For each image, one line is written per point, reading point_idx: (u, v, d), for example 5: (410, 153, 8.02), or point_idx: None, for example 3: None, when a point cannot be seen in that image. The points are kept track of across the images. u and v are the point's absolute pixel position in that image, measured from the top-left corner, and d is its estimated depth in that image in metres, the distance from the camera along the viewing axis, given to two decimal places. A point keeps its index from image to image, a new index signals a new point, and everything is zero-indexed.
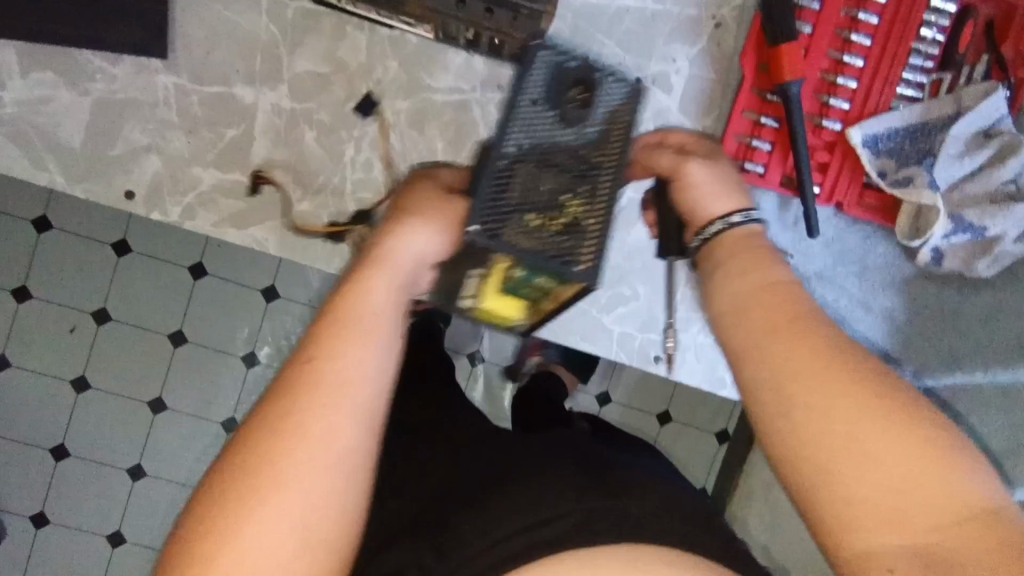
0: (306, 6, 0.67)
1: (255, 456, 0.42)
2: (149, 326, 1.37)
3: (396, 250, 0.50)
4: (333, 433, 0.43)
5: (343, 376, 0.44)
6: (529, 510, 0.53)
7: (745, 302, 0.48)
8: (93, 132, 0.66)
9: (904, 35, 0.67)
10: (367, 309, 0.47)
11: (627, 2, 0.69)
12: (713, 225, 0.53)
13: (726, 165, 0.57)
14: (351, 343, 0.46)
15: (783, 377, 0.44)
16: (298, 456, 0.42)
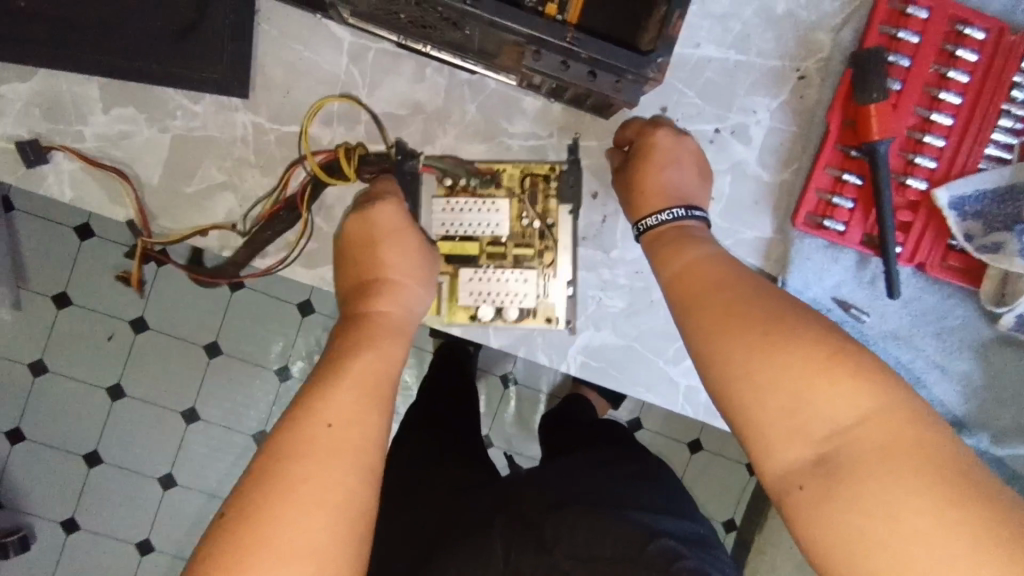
0: (387, 48, 0.67)
1: (251, 517, 0.43)
2: (187, 337, 1.35)
3: (392, 302, 0.58)
4: (313, 478, 0.44)
5: (325, 423, 0.47)
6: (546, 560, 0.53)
7: (676, 277, 0.52)
8: (171, 168, 0.67)
9: (994, 95, 0.66)
10: (362, 367, 0.50)
11: (709, 53, 0.68)
12: (648, 220, 0.59)
13: (668, 171, 0.62)
14: (336, 391, 0.48)
15: (707, 336, 0.47)
16: (286, 502, 0.43)
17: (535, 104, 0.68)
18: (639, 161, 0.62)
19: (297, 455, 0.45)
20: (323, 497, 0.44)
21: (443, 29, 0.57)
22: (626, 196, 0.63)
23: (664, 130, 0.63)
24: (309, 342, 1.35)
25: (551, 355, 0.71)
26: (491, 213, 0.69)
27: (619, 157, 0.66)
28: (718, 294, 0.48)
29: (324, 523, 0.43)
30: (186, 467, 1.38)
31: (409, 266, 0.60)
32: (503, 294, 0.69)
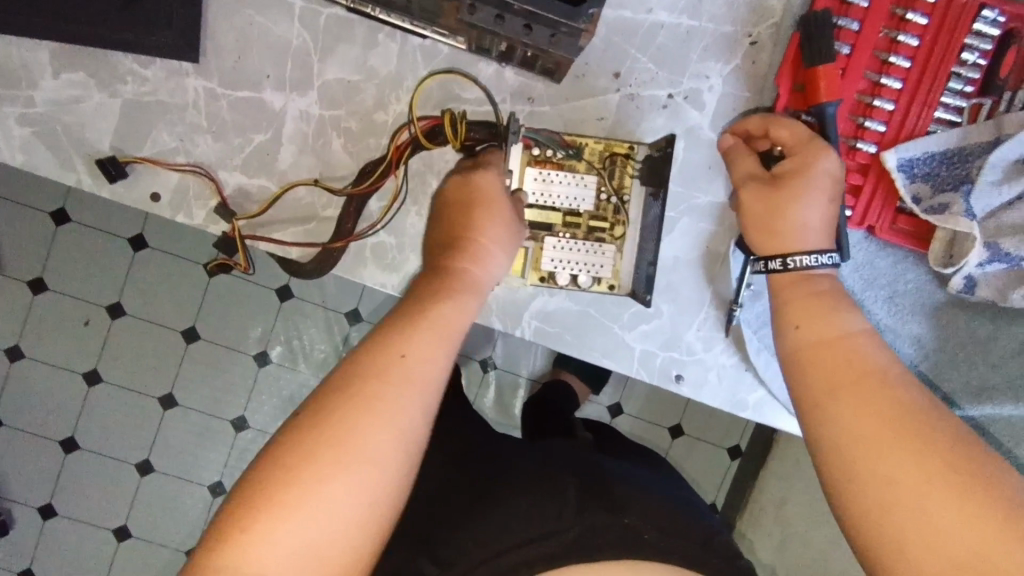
0: (339, 14, 0.66)
1: (314, 436, 0.44)
2: (165, 321, 1.49)
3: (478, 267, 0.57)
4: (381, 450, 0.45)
5: (413, 375, 0.48)
6: (529, 523, 0.58)
7: (816, 344, 0.53)
8: (123, 134, 0.67)
9: (944, 59, 0.66)
10: (451, 323, 0.52)
11: (661, 19, 0.68)
12: (796, 257, 0.58)
13: (820, 202, 0.59)
14: (421, 339, 0.49)
15: (854, 408, 0.48)
16: (366, 444, 0.44)
17: (488, 70, 0.68)
18: (788, 179, 0.60)
19: (370, 400, 0.46)
20: (399, 443, 0.46)
21: None
22: (760, 220, 0.61)
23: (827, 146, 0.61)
24: (288, 327, 1.50)
25: (505, 321, 0.72)
26: (579, 188, 0.68)
27: (750, 169, 0.63)
28: (847, 362, 0.51)
29: (399, 461, 0.46)
30: (164, 452, 1.51)
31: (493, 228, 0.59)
32: (584, 265, 0.70)
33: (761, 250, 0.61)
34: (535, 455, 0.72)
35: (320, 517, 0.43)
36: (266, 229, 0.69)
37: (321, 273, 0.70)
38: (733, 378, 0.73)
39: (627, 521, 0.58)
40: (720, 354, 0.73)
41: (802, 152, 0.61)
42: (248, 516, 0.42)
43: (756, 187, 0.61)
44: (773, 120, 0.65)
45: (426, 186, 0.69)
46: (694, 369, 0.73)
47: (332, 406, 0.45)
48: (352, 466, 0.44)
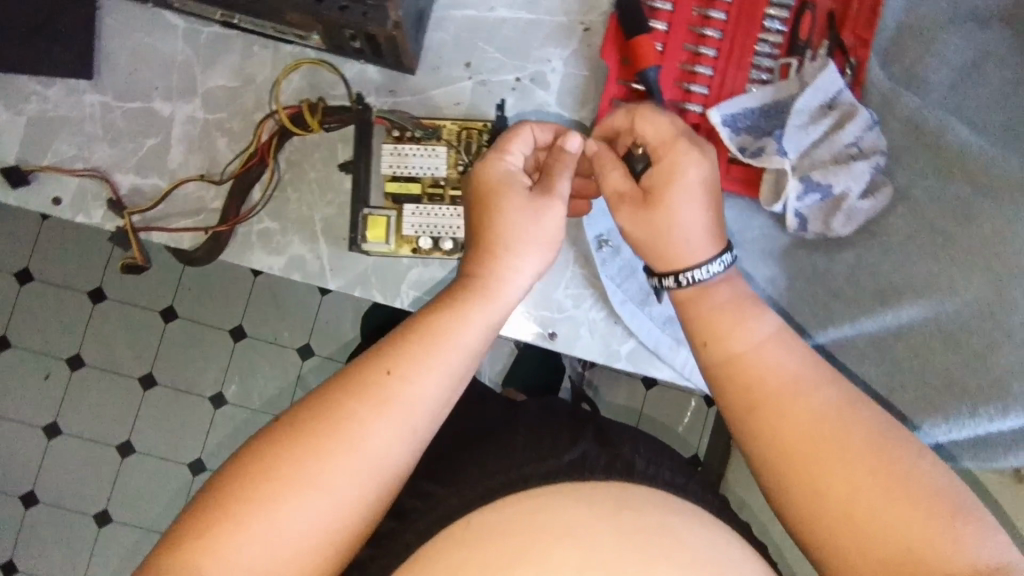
0: (217, 31, 0.76)
1: (298, 447, 0.49)
2: (123, 369, 1.55)
3: (494, 275, 0.61)
4: (372, 460, 0.51)
5: (411, 399, 0.54)
6: (533, 454, 0.66)
7: (734, 357, 0.57)
8: (28, 147, 0.75)
9: (750, 27, 0.75)
10: (451, 344, 0.57)
11: (503, 15, 0.78)
12: (668, 279, 0.62)
13: (699, 214, 0.61)
14: (424, 366, 0.55)
15: (772, 407, 0.54)
16: (341, 462, 0.50)
17: (352, 69, 0.76)
18: (660, 194, 0.61)
19: (360, 421, 0.51)
20: (369, 477, 0.50)
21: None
22: (648, 239, 0.62)
23: (691, 146, 0.61)
24: (243, 366, 1.55)
25: (384, 292, 0.76)
26: (432, 159, 0.75)
27: (618, 183, 0.63)
28: (763, 375, 0.55)
29: (365, 483, 0.50)
30: (124, 500, 1.53)
31: (522, 223, 0.62)
32: (445, 227, 0.76)
33: (656, 263, 0.63)
34: (534, 408, 0.81)
35: (279, 533, 0.47)
36: (157, 222, 0.76)
37: (209, 258, 0.76)
38: (605, 332, 0.78)
39: (618, 453, 0.66)
40: (589, 309, 0.78)
41: (668, 155, 0.61)
42: (233, 508, 0.47)
43: (631, 208, 0.62)
44: (637, 116, 0.64)
45: (304, 176, 0.77)
46: (566, 325, 0.78)
47: (323, 430, 0.51)
48: (314, 483, 0.49)
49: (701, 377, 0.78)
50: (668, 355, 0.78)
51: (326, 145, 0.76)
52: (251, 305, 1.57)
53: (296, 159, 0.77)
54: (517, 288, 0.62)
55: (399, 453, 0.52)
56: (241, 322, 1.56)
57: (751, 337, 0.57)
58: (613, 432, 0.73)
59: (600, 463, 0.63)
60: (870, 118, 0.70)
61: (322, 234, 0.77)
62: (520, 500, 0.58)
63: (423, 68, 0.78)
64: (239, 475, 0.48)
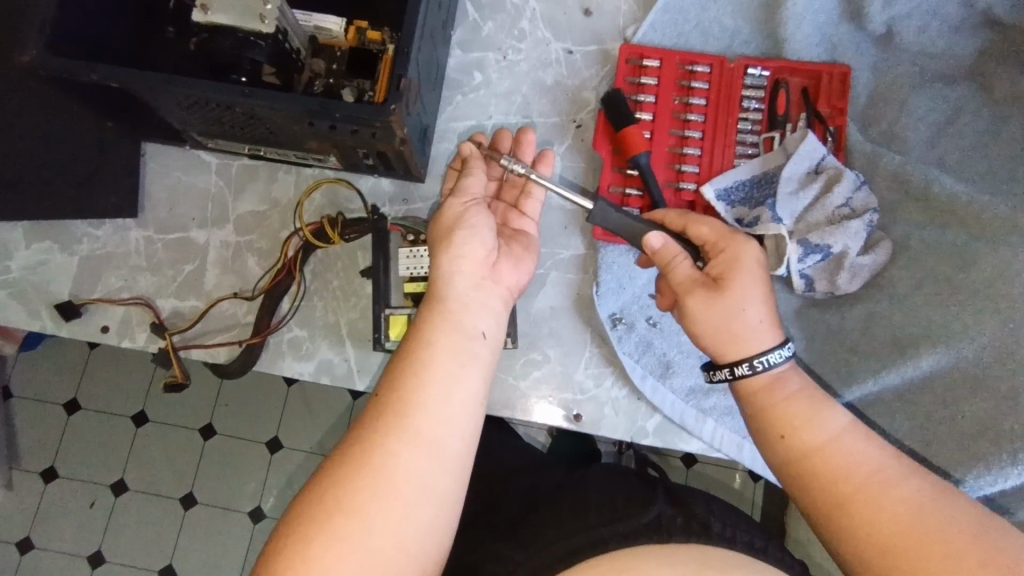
0: (246, 163, 0.84)
1: (332, 487, 0.59)
2: (165, 491, 1.59)
3: (444, 277, 0.70)
4: (396, 477, 0.59)
5: (414, 418, 0.62)
6: (614, 522, 0.75)
7: (805, 453, 0.63)
8: (79, 283, 0.82)
9: (729, 108, 0.81)
10: (432, 361, 0.65)
11: (501, 121, 0.85)
12: (741, 366, 0.67)
13: (764, 297, 0.69)
14: (415, 386, 0.63)
15: (858, 499, 0.58)
16: (367, 485, 0.59)
17: (367, 182, 0.83)
18: (729, 280, 0.69)
19: (375, 448, 0.60)
20: (393, 488, 0.59)
21: (260, 132, 0.73)
22: (717, 327, 0.68)
23: (748, 240, 0.71)
24: (280, 478, 1.58)
25: None
26: None
27: (689, 273, 0.71)
28: (839, 470, 0.60)
29: (397, 499, 0.59)
30: None
31: (456, 234, 0.72)
32: None
33: (725, 357, 0.69)
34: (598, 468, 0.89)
35: (333, 562, 0.56)
36: (195, 341, 0.81)
37: (243, 370, 0.80)
38: (629, 409, 0.79)
39: (691, 513, 0.76)
40: (610, 388, 0.79)
41: (730, 245, 0.70)
42: (288, 555, 0.56)
43: (701, 294, 0.69)
44: (690, 217, 0.74)
45: (327, 284, 0.82)
46: (590, 406, 0.79)
47: (342, 463, 0.60)
48: (351, 512, 0.58)
49: (730, 444, 0.79)
50: (695, 428, 0.78)
51: (347, 255, 0.82)
52: (287, 416, 1.61)
53: (321, 270, 0.82)
54: (473, 283, 0.71)
55: (414, 452, 0.61)
56: (276, 433, 1.61)
57: (827, 428, 0.63)
58: (681, 490, 0.82)
59: (675, 526, 0.74)
60: (856, 178, 0.73)
61: (348, 337, 0.81)
62: (612, 560, 0.69)
63: (431, 175, 0.84)
64: (288, 526, 0.58)
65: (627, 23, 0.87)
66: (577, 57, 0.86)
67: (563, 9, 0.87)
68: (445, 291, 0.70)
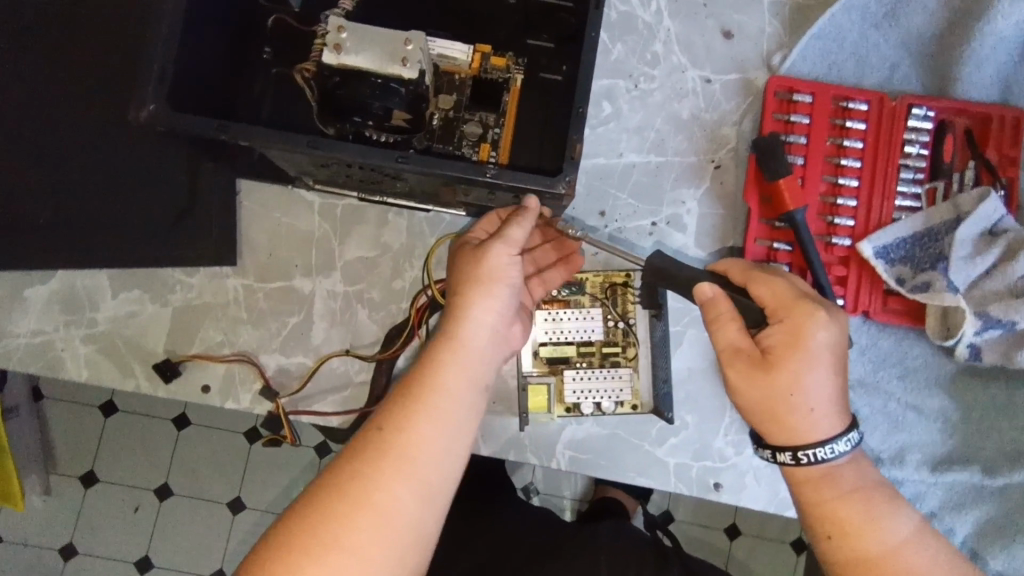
0: (353, 203, 0.77)
1: (314, 520, 0.51)
2: (211, 496, 1.52)
3: (466, 321, 0.60)
4: (388, 513, 0.52)
5: (413, 453, 0.54)
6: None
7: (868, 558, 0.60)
8: (175, 336, 0.75)
9: (890, 153, 0.74)
10: (442, 396, 0.57)
11: (633, 160, 0.78)
12: (782, 455, 0.62)
13: (823, 376, 0.61)
14: (420, 418, 0.55)
15: None
16: (356, 520, 0.51)
17: None
18: (780, 357, 0.61)
19: (369, 480, 0.53)
20: (383, 529, 0.52)
21: (389, 184, 0.65)
22: (761, 405, 0.62)
23: (817, 306, 0.60)
24: None
25: (539, 455, 0.75)
26: (586, 321, 0.75)
27: (735, 340, 0.63)
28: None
29: (383, 540, 0.51)
30: None
31: (479, 278, 0.61)
32: (603, 390, 0.75)
33: (769, 438, 0.63)
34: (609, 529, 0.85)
35: None
36: (305, 403, 0.74)
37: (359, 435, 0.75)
38: (770, 478, 0.75)
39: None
40: (752, 456, 0.75)
41: (792, 315, 0.61)
42: None
43: (745, 366, 0.62)
44: (754, 274, 0.65)
45: None
46: (730, 475, 0.75)
47: (321, 507, 0.52)
48: (330, 550, 0.50)
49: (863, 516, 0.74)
50: None
51: None
52: None
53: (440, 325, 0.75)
54: (492, 320, 0.61)
55: (403, 509, 0.52)
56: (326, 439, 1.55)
57: (888, 538, 0.60)
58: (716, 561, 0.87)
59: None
60: None
61: None
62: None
63: None
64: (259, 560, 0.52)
65: (773, 47, 0.77)
66: (716, 87, 0.77)
67: (700, 30, 0.78)
68: (454, 318, 0.60)
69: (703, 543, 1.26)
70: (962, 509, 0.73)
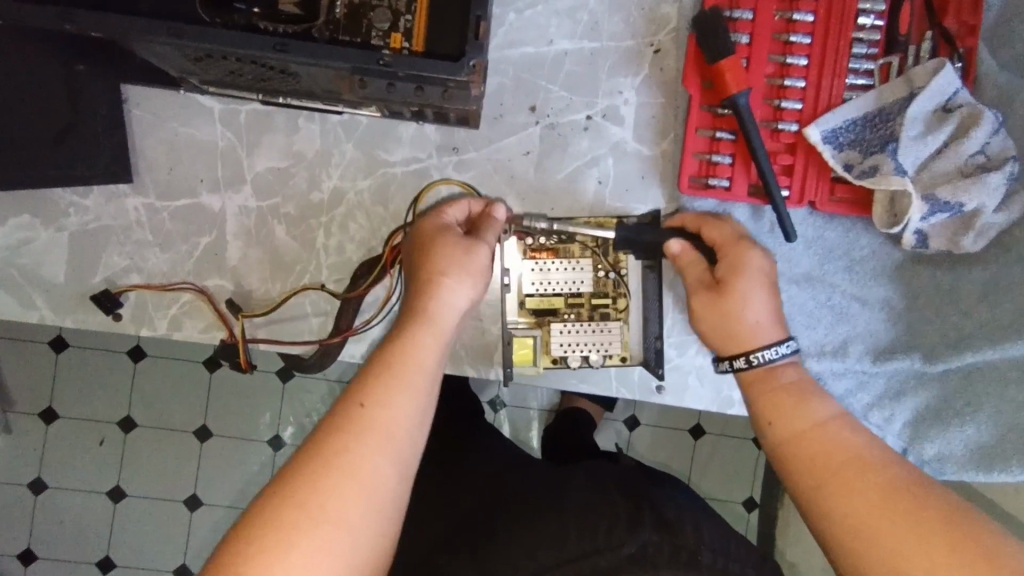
0: (257, 107, 0.69)
1: (302, 492, 0.48)
2: (175, 425, 1.40)
3: (441, 296, 0.59)
4: (376, 485, 0.50)
5: (395, 424, 0.52)
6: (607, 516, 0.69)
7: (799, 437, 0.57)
8: (75, 264, 0.69)
9: (842, 27, 0.67)
10: (416, 368, 0.55)
11: (564, 46, 0.71)
12: (740, 358, 0.61)
13: (767, 299, 0.62)
14: (400, 392, 0.53)
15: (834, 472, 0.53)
16: (345, 491, 0.49)
17: (409, 130, 0.70)
18: (731, 284, 0.62)
19: (356, 452, 0.50)
20: (371, 500, 0.49)
21: (284, 82, 0.59)
22: (723, 328, 0.62)
23: (755, 248, 0.64)
24: (296, 406, 1.39)
25: (477, 366, 0.72)
26: (577, 272, 0.71)
27: (696, 278, 0.64)
28: (824, 452, 0.55)
29: (371, 511, 0.49)
30: (199, 554, 1.41)
31: (459, 260, 0.60)
32: (594, 344, 0.72)
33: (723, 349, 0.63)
34: (580, 473, 0.80)
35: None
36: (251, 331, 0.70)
37: (317, 367, 0.71)
38: (713, 377, 0.72)
39: (679, 541, 0.66)
40: (694, 355, 0.72)
41: (731, 252, 0.63)
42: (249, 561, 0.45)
43: (704, 296, 0.63)
44: (707, 219, 0.67)
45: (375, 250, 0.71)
46: (673, 375, 0.73)
47: (301, 474, 0.49)
48: (321, 521, 0.47)
49: None
50: None
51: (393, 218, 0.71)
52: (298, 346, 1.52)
53: (364, 237, 0.71)
54: (465, 299, 0.60)
55: (388, 481, 0.51)
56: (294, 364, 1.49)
57: (815, 414, 0.57)
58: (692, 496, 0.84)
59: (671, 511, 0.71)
60: (995, 119, 0.64)
61: None
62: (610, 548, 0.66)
63: (489, 119, 0.71)
64: (233, 542, 0.47)
65: None
66: None
67: None
68: (424, 293, 0.59)
69: (666, 445, 1.28)
70: (902, 398, 0.71)
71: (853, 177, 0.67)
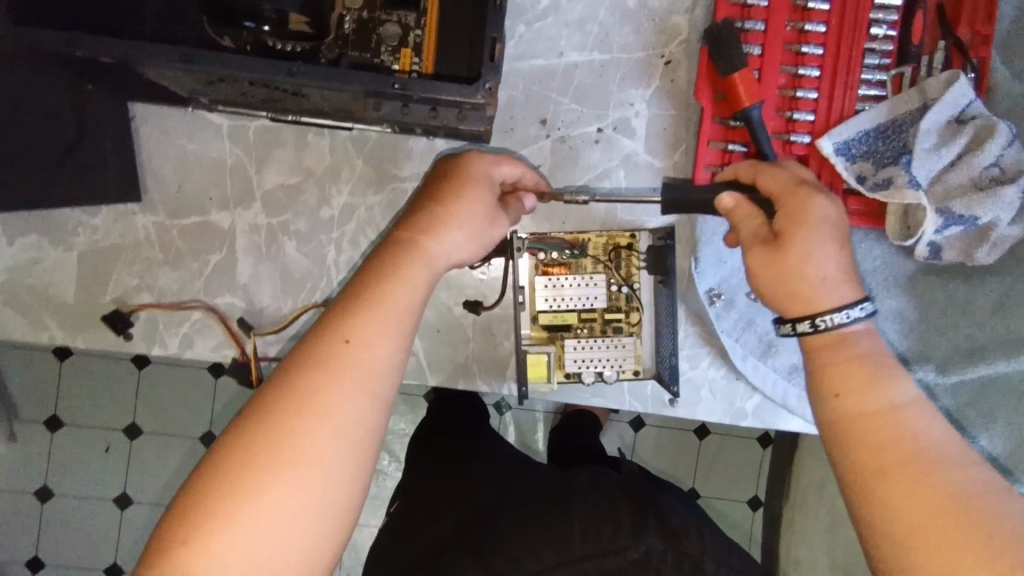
0: (265, 123, 0.69)
1: (258, 436, 0.41)
2: (180, 432, 1.40)
3: (435, 229, 0.51)
4: (345, 428, 0.43)
5: (374, 364, 0.45)
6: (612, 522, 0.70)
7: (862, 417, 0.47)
8: (84, 283, 0.69)
9: (855, 37, 0.67)
10: (403, 305, 0.48)
11: (574, 59, 0.70)
12: (802, 323, 0.51)
13: (837, 253, 0.51)
14: (383, 330, 0.46)
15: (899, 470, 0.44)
16: (306, 434, 0.42)
17: (418, 144, 0.69)
18: (791, 236, 0.51)
19: (324, 391, 0.43)
20: (337, 445, 0.42)
21: (295, 102, 0.59)
22: (782, 289, 0.52)
23: (818, 191, 0.53)
24: None
25: (489, 379, 0.73)
26: (589, 287, 0.71)
27: (750, 232, 0.54)
28: (894, 444, 0.45)
29: (336, 461, 0.42)
30: None
31: (466, 204, 0.53)
32: (607, 359, 0.71)
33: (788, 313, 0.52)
34: (585, 475, 0.78)
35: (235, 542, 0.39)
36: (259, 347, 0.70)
37: None
38: (726, 390, 0.73)
39: (685, 548, 0.68)
40: (707, 368, 0.72)
41: (790, 199, 0.53)
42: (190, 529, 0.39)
43: (759, 250, 0.53)
44: (761, 166, 0.57)
45: None
46: (686, 389, 0.73)
47: (263, 411, 0.42)
48: (277, 469, 0.40)
49: None
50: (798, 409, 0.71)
51: None
52: None
53: None
54: (462, 234, 0.53)
55: (361, 425, 0.43)
56: None
57: (894, 400, 0.46)
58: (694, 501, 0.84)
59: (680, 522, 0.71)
60: (1009, 132, 0.63)
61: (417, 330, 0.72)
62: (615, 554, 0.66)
63: (499, 133, 0.71)
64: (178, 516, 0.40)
65: None
66: None
67: None
68: (416, 226, 0.52)
69: (672, 446, 1.28)
70: None
71: (866, 189, 0.67)
